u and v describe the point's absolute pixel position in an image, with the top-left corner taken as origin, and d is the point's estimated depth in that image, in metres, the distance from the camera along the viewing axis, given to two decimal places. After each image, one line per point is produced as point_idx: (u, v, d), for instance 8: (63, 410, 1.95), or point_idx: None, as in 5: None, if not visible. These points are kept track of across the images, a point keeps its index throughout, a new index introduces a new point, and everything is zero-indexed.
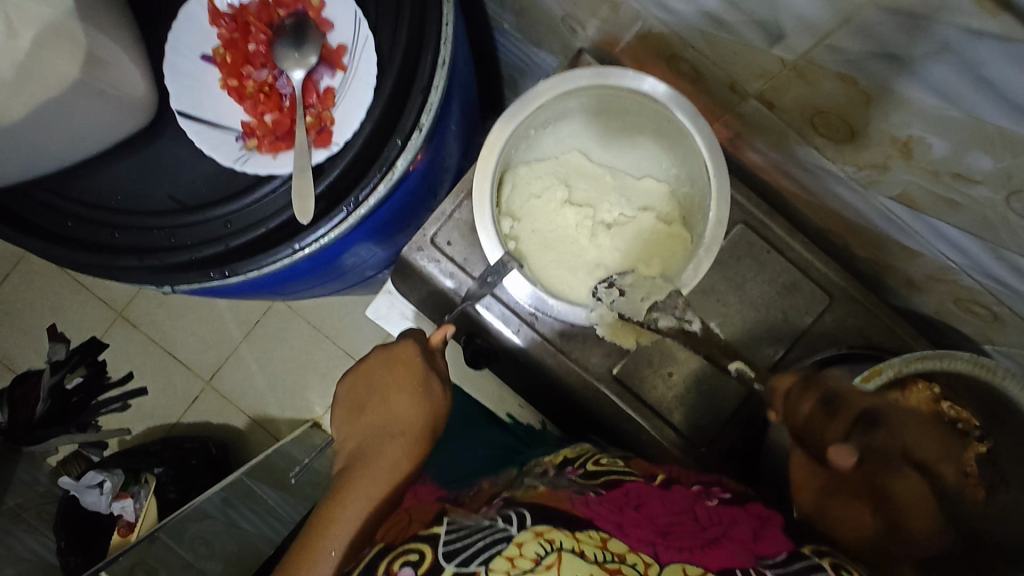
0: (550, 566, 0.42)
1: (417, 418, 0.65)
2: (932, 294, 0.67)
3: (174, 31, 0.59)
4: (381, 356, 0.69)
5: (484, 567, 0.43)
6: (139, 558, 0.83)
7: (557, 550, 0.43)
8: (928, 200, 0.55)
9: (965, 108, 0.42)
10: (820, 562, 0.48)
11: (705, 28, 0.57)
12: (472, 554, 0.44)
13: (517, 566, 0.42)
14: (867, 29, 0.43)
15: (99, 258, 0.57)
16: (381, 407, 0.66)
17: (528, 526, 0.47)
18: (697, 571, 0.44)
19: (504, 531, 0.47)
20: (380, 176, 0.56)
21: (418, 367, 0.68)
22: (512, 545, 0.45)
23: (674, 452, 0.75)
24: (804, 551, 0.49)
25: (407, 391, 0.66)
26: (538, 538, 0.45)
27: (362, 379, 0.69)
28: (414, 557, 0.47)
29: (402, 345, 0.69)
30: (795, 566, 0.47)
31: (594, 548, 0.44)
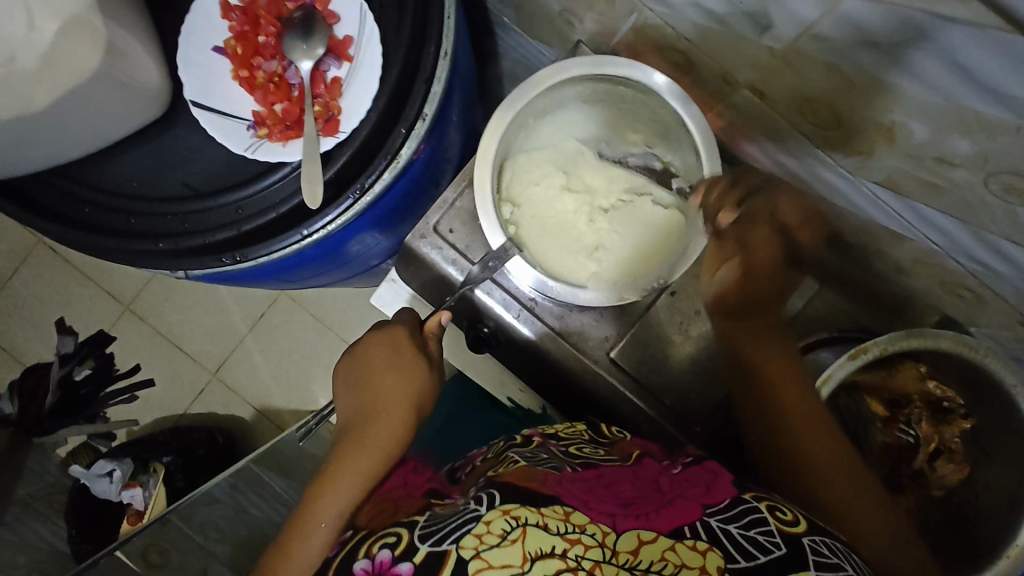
0: (515, 540, 0.45)
1: (408, 400, 0.68)
2: (918, 277, 0.69)
3: (187, 23, 0.61)
4: (376, 338, 0.71)
5: (454, 545, 0.46)
6: (150, 541, 0.86)
7: (522, 526, 0.46)
8: (911, 184, 0.57)
9: (943, 93, 0.45)
10: (758, 504, 0.52)
11: (697, 19, 0.60)
12: (443, 534, 0.48)
13: (485, 542, 0.45)
14: (850, 18, 0.45)
15: (118, 243, 0.59)
16: (374, 387, 0.69)
17: (495, 505, 0.49)
18: (649, 536, 0.47)
19: (474, 511, 0.50)
20: (386, 163, 0.59)
21: (408, 352, 0.69)
22: (480, 523, 0.47)
23: (670, 433, 0.78)
24: (745, 496, 0.53)
25: (399, 373, 0.69)
26: (505, 515, 0.47)
27: (357, 361, 0.71)
28: (392, 539, 0.51)
29: (395, 329, 0.71)
30: (736, 514, 0.50)
31: (558, 521, 0.47)
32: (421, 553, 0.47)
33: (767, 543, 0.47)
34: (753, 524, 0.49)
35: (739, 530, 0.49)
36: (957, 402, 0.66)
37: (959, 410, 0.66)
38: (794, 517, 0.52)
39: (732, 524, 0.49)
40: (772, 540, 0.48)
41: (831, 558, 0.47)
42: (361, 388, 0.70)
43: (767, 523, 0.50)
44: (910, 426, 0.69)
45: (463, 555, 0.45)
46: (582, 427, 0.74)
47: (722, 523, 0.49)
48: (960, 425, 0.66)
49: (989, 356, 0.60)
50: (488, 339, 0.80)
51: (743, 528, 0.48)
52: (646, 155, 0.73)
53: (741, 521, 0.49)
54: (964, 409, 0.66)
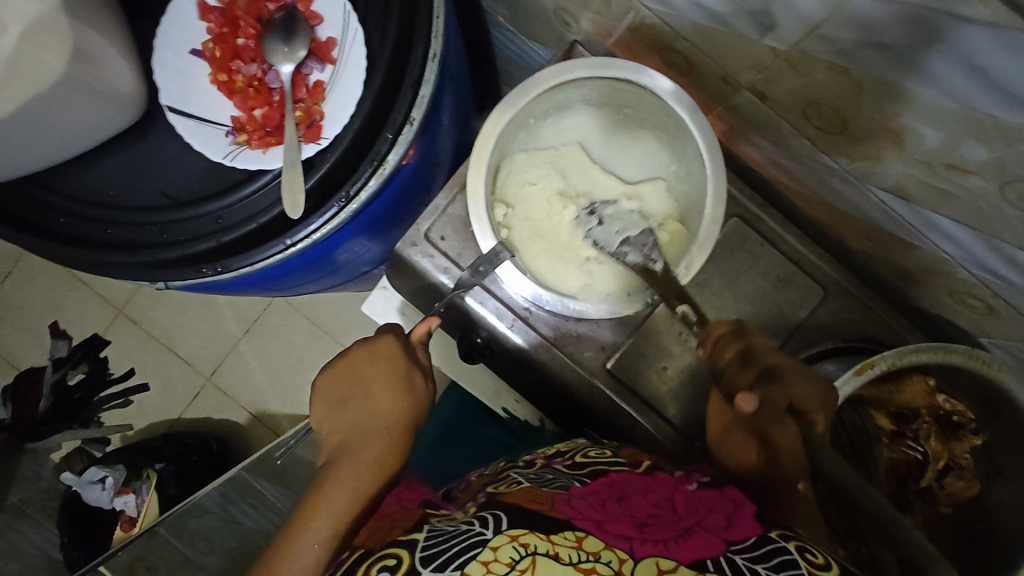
0: (523, 570, 0.43)
1: (400, 414, 0.66)
2: (927, 286, 0.67)
3: (162, 25, 0.59)
4: (364, 351, 0.69)
5: (458, 574, 0.44)
6: (139, 554, 0.87)
7: (531, 555, 0.44)
8: (921, 191, 0.54)
9: (958, 97, 0.42)
10: (786, 545, 0.46)
11: (697, 18, 0.57)
12: (446, 559, 0.45)
13: (492, 571, 0.43)
14: (858, 18, 0.42)
15: (93, 254, 0.57)
16: (366, 401, 0.67)
17: (504, 530, 0.47)
18: (669, 566, 0.44)
19: (480, 536, 0.47)
20: (371, 171, 0.56)
21: (401, 363, 0.67)
22: (486, 550, 0.45)
23: (670, 446, 0.75)
24: (772, 535, 0.48)
25: (390, 386, 0.67)
26: (514, 542, 0.45)
27: (344, 373, 0.68)
28: (392, 562, 0.48)
29: (384, 340, 0.69)
30: (763, 552, 0.45)
31: (570, 550, 0.44)
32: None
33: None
34: (782, 566, 0.43)
35: (766, 572, 0.43)
36: (967, 417, 0.63)
37: (969, 425, 0.64)
38: (827, 561, 0.45)
39: (759, 564, 0.44)
40: None
41: None
42: (352, 402, 0.67)
43: (798, 565, 0.43)
44: (918, 442, 0.66)
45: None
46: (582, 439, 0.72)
47: (751, 564, 0.44)
48: (971, 442, 0.64)
49: (1002, 371, 0.57)
50: (481, 350, 0.76)
51: (772, 571, 0.43)
52: (644, 240, 0.65)
53: (769, 563, 0.44)
54: (975, 425, 0.63)
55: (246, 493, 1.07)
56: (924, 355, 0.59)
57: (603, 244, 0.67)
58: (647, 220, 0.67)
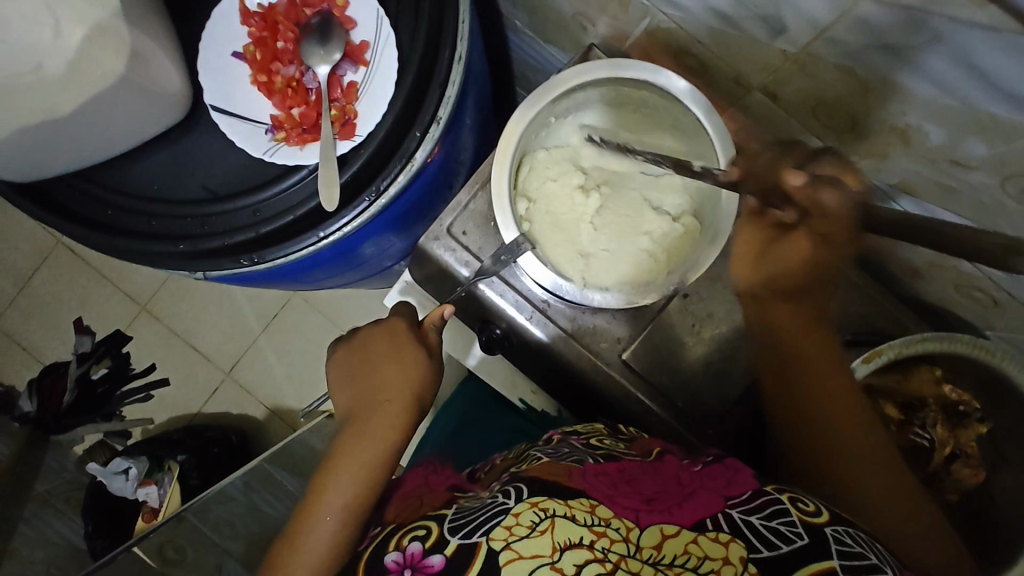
0: (544, 531, 0.47)
1: (406, 390, 0.67)
2: (935, 281, 0.69)
3: (208, 30, 0.63)
4: (374, 331, 0.72)
5: (485, 537, 0.48)
6: (168, 537, 0.89)
7: (550, 517, 0.48)
8: (927, 187, 0.57)
9: (960, 96, 0.44)
10: (781, 496, 0.52)
11: (710, 23, 0.60)
12: (473, 527, 0.49)
13: (515, 533, 0.47)
14: (865, 22, 0.45)
15: (138, 244, 0.60)
16: (375, 377, 0.68)
17: (524, 498, 0.51)
18: (672, 530, 0.47)
19: (502, 504, 0.51)
20: (400, 167, 0.59)
21: (406, 341, 0.70)
22: (508, 516, 0.49)
23: (683, 437, 0.77)
24: (767, 489, 0.53)
25: (397, 363, 0.69)
26: (534, 507, 0.49)
27: (354, 353, 0.71)
28: (422, 532, 0.52)
29: (393, 322, 0.72)
30: (763, 506, 0.50)
31: (585, 514, 0.48)
32: (453, 544, 0.49)
33: (790, 534, 0.47)
34: (775, 515, 0.49)
35: (761, 521, 0.49)
36: (974, 406, 0.65)
37: (976, 415, 0.66)
38: (817, 509, 0.52)
39: (755, 514, 0.49)
40: (795, 531, 0.47)
41: (857, 548, 0.47)
42: (359, 379, 0.69)
43: (790, 513, 0.49)
44: (926, 429, 0.68)
45: (494, 546, 0.47)
46: (600, 426, 0.73)
47: (745, 513, 0.49)
48: (977, 431, 0.66)
49: (1005, 361, 0.60)
50: (499, 342, 0.81)
51: (765, 519, 0.48)
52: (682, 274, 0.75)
53: (764, 512, 0.49)
54: (981, 414, 0.65)
55: (268, 483, 1.11)
56: (930, 343, 0.62)
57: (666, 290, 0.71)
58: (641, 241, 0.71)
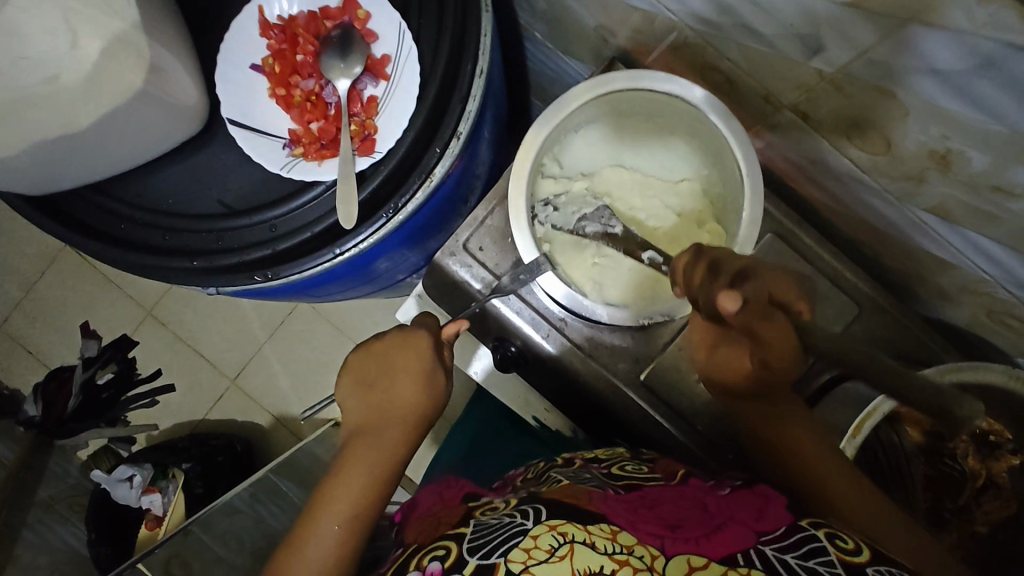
0: (563, 557, 0.46)
1: (421, 407, 0.66)
2: (965, 306, 0.67)
3: (226, 40, 0.61)
4: (397, 338, 0.69)
5: (503, 558, 0.47)
6: (173, 551, 0.85)
7: (569, 542, 0.47)
8: (964, 212, 0.55)
9: (1008, 123, 0.43)
10: (815, 532, 0.49)
11: (742, 40, 0.58)
12: (492, 547, 0.48)
13: (533, 557, 0.46)
14: (911, 43, 0.43)
15: (151, 259, 0.59)
16: (389, 388, 0.67)
17: (542, 521, 0.50)
18: (700, 561, 0.45)
19: (520, 525, 0.50)
20: (419, 183, 0.58)
21: (427, 357, 0.67)
22: (527, 538, 0.48)
23: (702, 459, 0.76)
24: (802, 525, 0.51)
25: (413, 378, 0.66)
26: (552, 531, 0.48)
27: (372, 355, 0.69)
28: (441, 552, 0.51)
29: (414, 332, 0.69)
30: (793, 540, 0.48)
31: (606, 540, 0.47)
32: (471, 565, 0.48)
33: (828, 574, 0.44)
34: (812, 554, 0.46)
35: (796, 560, 0.46)
36: (1005, 437, 0.63)
37: (1007, 446, 0.63)
38: (855, 545, 0.49)
39: (788, 553, 0.46)
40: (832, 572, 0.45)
41: None
42: (374, 386, 0.67)
43: (828, 554, 0.47)
44: (956, 459, 0.66)
45: (513, 568, 0.46)
46: (621, 449, 0.73)
47: (778, 551, 0.47)
48: (1009, 462, 0.64)
49: None
50: (515, 360, 0.77)
51: (802, 559, 0.46)
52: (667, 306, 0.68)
53: (800, 551, 0.47)
54: (1014, 445, 0.63)
55: (272, 495, 1.09)
56: (963, 373, 0.59)
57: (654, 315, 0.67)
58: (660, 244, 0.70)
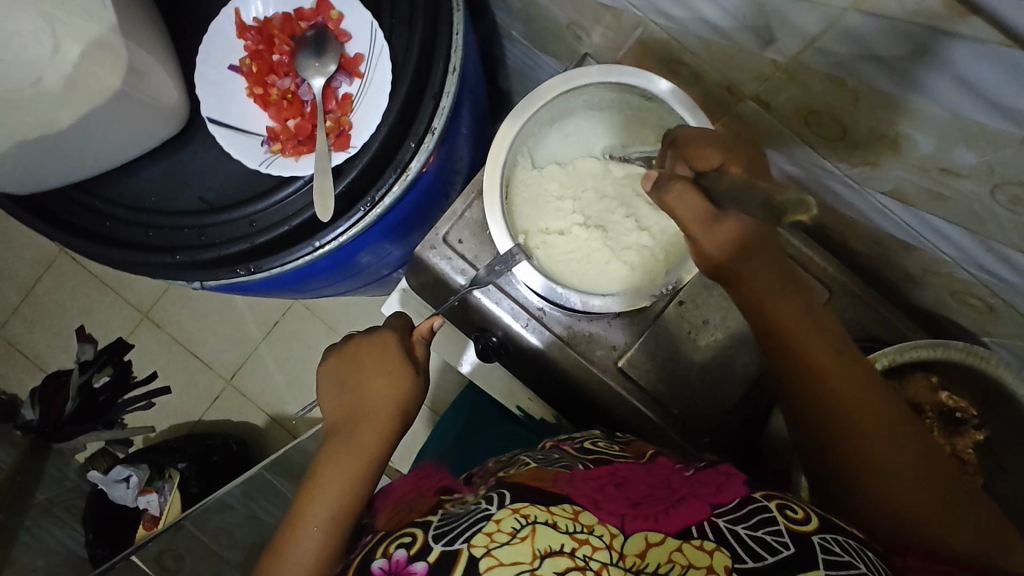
0: (524, 538, 0.45)
1: (394, 402, 0.67)
2: (930, 288, 0.69)
3: (204, 44, 0.63)
4: (366, 341, 0.71)
5: (466, 544, 0.46)
6: (165, 546, 0.89)
7: (532, 523, 0.46)
8: (918, 194, 0.57)
9: (947, 106, 0.45)
10: (769, 504, 0.50)
11: (702, 34, 0.60)
12: (456, 533, 0.47)
13: (495, 540, 0.45)
14: (851, 32, 0.45)
15: (134, 255, 0.61)
16: (362, 388, 0.68)
17: (506, 504, 0.49)
18: (657, 537, 0.46)
19: (485, 510, 0.49)
20: (395, 176, 0.60)
21: (395, 354, 0.69)
22: (490, 522, 0.47)
23: (679, 444, 0.77)
24: (756, 496, 0.51)
25: (384, 377, 0.68)
26: (515, 514, 0.47)
27: (345, 361, 0.71)
28: (407, 539, 0.50)
29: (382, 334, 0.72)
30: (751, 517, 0.48)
31: (568, 520, 0.47)
32: (436, 552, 0.47)
33: (775, 543, 0.46)
34: (762, 524, 0.48)
35: (746, 531, 0.48)
36: (969, 412, 0.65)
37: (971, 421, 0.65)
38: (806, 514, 0.50)
39: (741, 524, 0.48)
40: (781, 541, 0.46)
41: (844, 557, 0.46)
42: (349, 389, 0.69)
43: (777, 521, 0.48)
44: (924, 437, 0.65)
45: (474, 553, 0.45)
46: (596, 432, 0.74)
47: (733, 527, 0.48)
48: (973, 437, 0.65)
49: (1001, 368, 0.60)
50: (496, 349, 0.79)
51: (752, 530, 0.47)
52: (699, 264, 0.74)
53: (751, 522, 0.48)
54: (978, 421, 0.65)
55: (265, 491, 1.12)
56: (923, 351, 0.63)
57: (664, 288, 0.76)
58: (638, 235, 0.71)
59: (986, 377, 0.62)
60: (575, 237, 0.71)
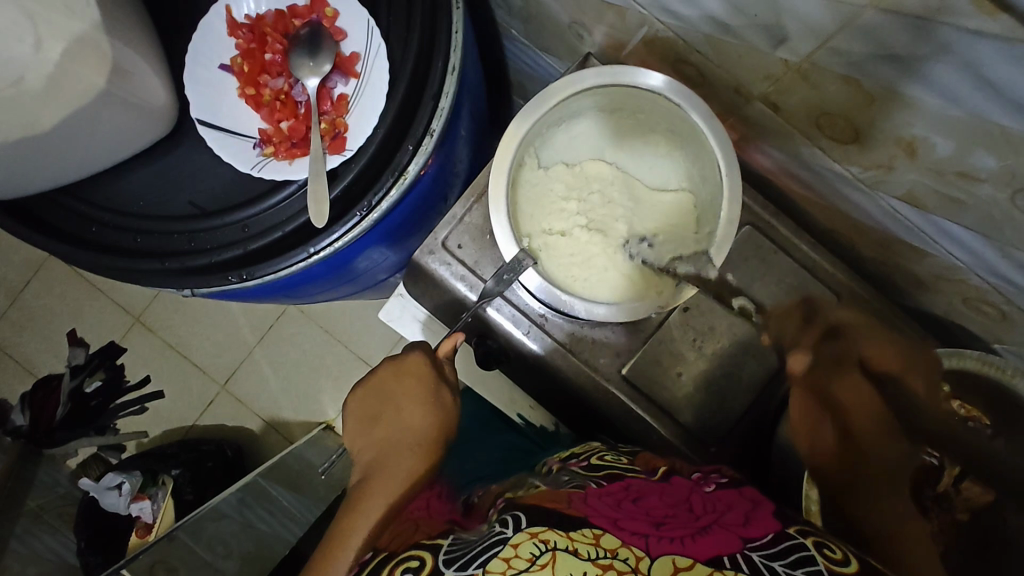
0: (544, 565, 0.43)
1: (431, 433, 0.67)
2: (941, 294, 0.67)
3: (193, 42, 0.61)
4: (393, 368, 0.70)
5: (481, 569, 0.44)
6: (160, 557, 0.84)
7: (551, 550, 0.44)
8: (933, 198, 0.55)
9: (968, 107, 0.43)
10: (805, 542, 0.48)
11: (710, 33, 0.58)
12: (469, 559, 0.45)
13: (513, 566, 0.43)
14: (868, 30, 0.43)
15: (121, 261, 0.59)
16: (397, 419, 0.68)
17: (523, 528, 0.47)
18: (686, 562, 0.44)
19: (501, 534, 0.48)
20: (392, 180, 0.58)
21: (427, 379, 0.69)
22: (507, 547, 0.45)
23: (686, 453, 0.75)
24: (791, 533, 0.49)
25: (421, 407, 0.68)
26: (533, 538, 0.46)
27: (375, 391, 0.70)
28: (415, 563, 0.48)
29: (412, 357, 0.70)
30: (782, 550, 0.46)
31: (589, 546, 0.45)
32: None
33: None
34: (800, 563, 0.45)
35: (784, 569, 0.45)
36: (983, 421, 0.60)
37: (986, 430, 0.60)
38: (845, 556, 0.47)
39: (778, 561, 0.45)
40: None
41: None
42: (382, 420, 0.69)
43: (817, 562, 0.45)
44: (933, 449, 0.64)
45: None
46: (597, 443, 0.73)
47: (767, 561, 0.45)
48: (984, 446, 0.61)
49: (1017, 377, 0.58)
50: (497, 356, 0.79)
51: (789, 567, 0.44)
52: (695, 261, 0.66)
53: (788, 559, 0.45)
54: (993, 430, 0.60)
55: (262, 499, 1.10)
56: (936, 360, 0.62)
57: (652, 262, 0.68)
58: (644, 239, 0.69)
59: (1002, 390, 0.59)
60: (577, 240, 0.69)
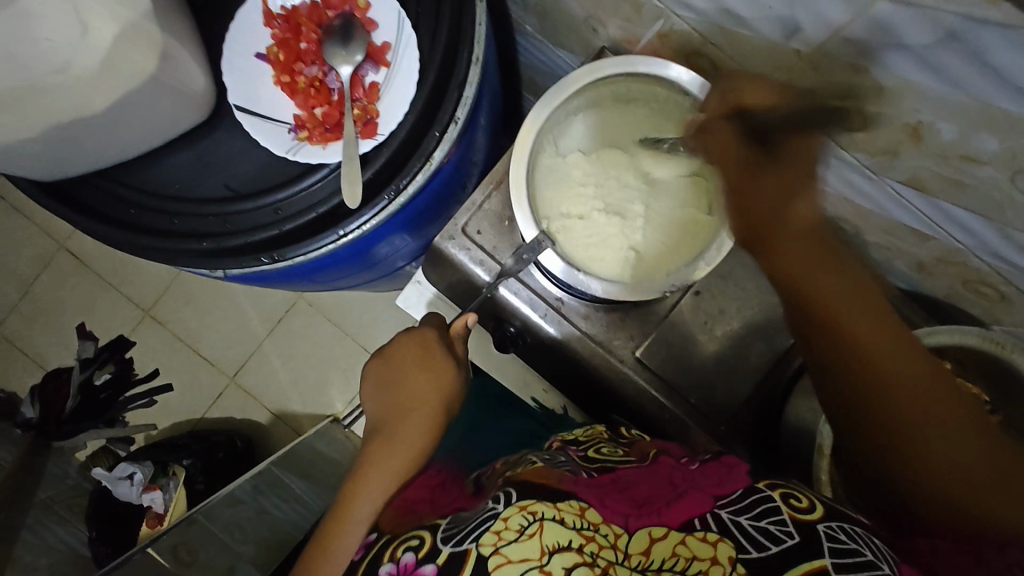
0: (533, 535, 0.46)
1: (436, 404, 0.69)
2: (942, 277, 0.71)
3: (230, 31, 0.64)
4: (404, 339, 0.73)
5: (475, 544, 0.46)
6: (181, 539, 0.87)
7: (539, 520, 0.46)
8: (937, 182, 0.58)
9: (971, 92, 0.46)
10: (772, 493, 0.50)
11: (724, 24, 0.61)
12: (465, 535, 0.48)
13: (504, 538, 0.46)
14: (878, 20, 0.46)
15: (158, 242, 0.61)
16: (403, 390, 0.70)
17: (513, 501, 0.49)
18: (661, 532, 0.47)
19: (492, 510, 0.50)
20: (419, 166, 0.60)
21: (433, 351, 0.71)
22: (498, 520, 0.47)
23: (696, 433, 0.78)
24: (759, 486, 0.51)
25: (427, 377, 0.70)
26: (522, 511, 0.47)
27: (386, 363, 0.72)
28: (415, 542, 0.50)
29: (423, 330, 0.73)
30: (748, 502, 0.49)
31: (575, 516, 0.47)
32: (444, 554, 0.47)
33: (779, 533, 0.45)
34: (766, 513, 0.47)
35: (750, 521, 0.47)
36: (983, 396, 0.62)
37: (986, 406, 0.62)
38: (811, 504, 0.49)
39: (744, 515, 0.47)
40: (784, 530, 0.45)
41: (851, 545, 0.44)
42: (390, 391, 0.71)
43: (780, 511, 0.47)
44: None
45: (483, 551, 0.45)
46: (601, 431, 0.75)
47: (734, 515, 0.47)
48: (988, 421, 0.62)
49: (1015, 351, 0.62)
50: (513, 339, 0.82)
51: (755, 519, 0.47)
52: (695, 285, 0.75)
53: (754, 512, 0.47)
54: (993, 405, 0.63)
55: (275, 486, 1.12)
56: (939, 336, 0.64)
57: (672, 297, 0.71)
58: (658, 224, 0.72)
59: (1000, 365, 0.63)
60: (595, 223, 0.72)
